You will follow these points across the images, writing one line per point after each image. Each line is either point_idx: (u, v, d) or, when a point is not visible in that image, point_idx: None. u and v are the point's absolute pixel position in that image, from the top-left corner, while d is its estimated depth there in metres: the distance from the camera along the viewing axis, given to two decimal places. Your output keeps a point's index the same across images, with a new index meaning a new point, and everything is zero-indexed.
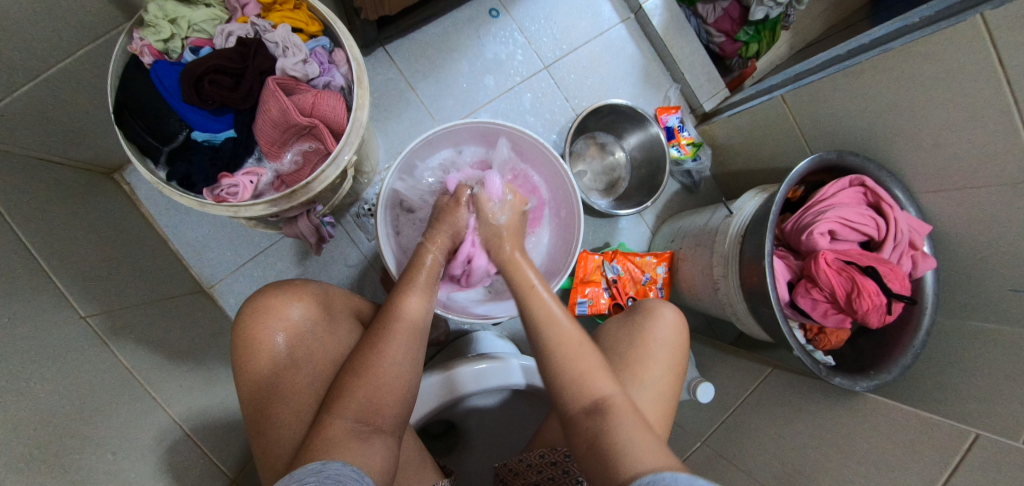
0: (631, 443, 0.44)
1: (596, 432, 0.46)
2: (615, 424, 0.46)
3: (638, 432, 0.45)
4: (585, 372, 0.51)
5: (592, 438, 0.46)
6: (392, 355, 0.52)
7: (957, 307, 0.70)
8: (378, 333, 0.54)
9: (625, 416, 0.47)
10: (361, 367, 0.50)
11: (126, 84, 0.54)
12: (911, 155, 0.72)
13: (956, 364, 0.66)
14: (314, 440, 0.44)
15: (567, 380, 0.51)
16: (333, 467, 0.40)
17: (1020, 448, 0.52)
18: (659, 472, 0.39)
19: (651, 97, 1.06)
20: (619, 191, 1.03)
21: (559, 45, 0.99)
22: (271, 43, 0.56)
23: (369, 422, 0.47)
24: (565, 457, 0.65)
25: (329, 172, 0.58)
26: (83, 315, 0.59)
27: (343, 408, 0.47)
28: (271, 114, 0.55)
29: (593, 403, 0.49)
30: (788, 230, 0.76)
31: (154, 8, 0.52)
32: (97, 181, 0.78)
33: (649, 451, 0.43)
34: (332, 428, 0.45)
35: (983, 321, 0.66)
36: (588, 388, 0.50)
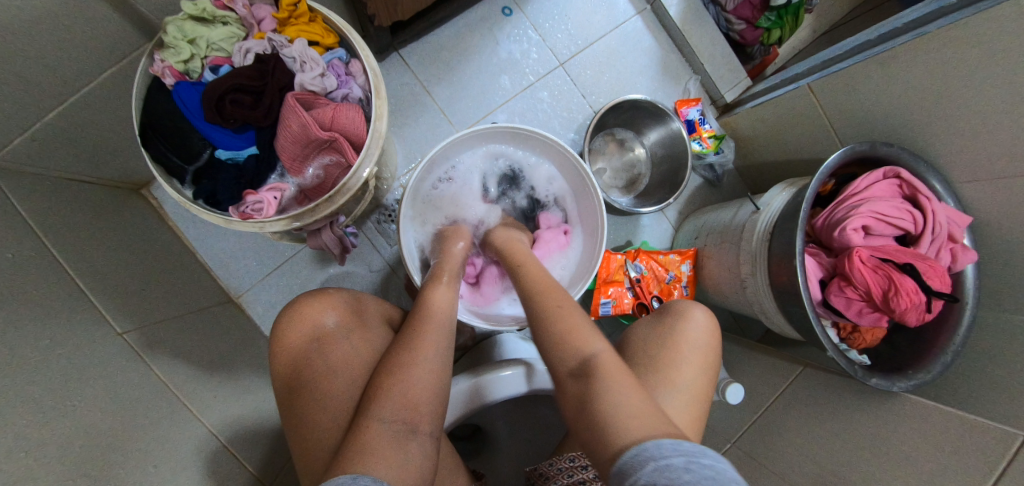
0: (619, 402, 0.43)
1: (585, 392, 0.46)
2: (602, 382, 0.46)
3: (627, 391, 0.45)
4: (574, 336, 0.52)
5: (581, 399, 0.46)
6: (426, 356, 0.53)
7: (1002, 303, 0.68)
8: (410, 333, 0.55)
9: (613, 372, 0.47)
10: (394, 369, 0.51)
11: (151, 105, 0.54)
12: (950, 144, 0.69)
13: (998, 361, 0.64)
14: (350, 450, 0.44)
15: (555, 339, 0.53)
16: (364, 482, 0.40)
17: None
18: (653, 440, 0.38)
19: (670, 89, 1.03)
20: (640, 188, 1.01)
21: (573, 41, 0.97)
22: (288, 58, 0.56)
23: (405, 420, 0.48)
24: None
25: (350, 184, 0.58)
26: (119, 333, 0.61)
27: (380, 408, 0.48)
28: (292, 130, 0.55)
29: (581, 363, 0.49)
30: (818, 226, 0.73)
31: (173, 29, 0.52)
32: (126, 199, 0.79)
33: (628, 408, 0.43)
34: (370, 430, 0.46)
35: None
36: (577, 349, 0.50)
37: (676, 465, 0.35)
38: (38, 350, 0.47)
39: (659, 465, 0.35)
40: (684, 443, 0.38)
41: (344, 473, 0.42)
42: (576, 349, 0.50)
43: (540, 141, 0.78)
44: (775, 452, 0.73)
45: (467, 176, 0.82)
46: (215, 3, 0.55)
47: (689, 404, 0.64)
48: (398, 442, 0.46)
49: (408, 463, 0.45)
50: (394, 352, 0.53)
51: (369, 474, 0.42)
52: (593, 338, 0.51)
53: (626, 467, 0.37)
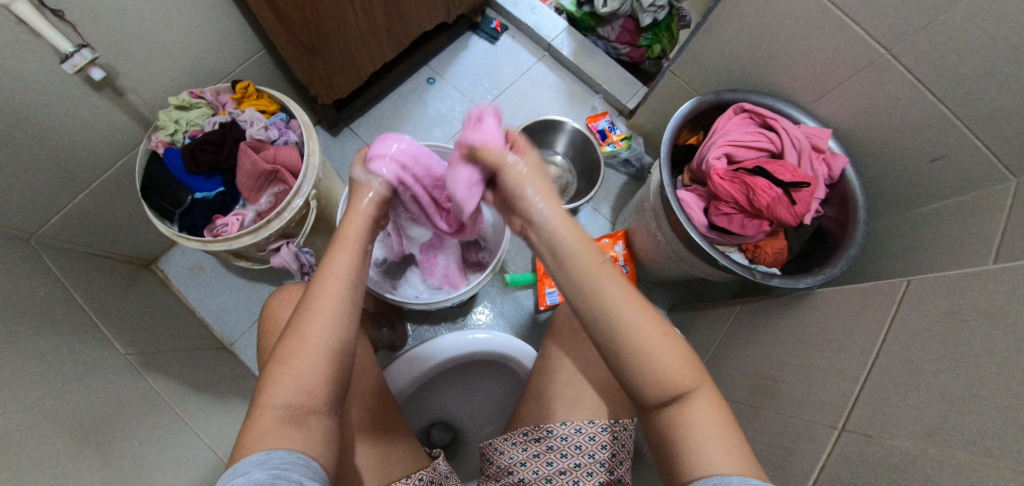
0: (700, 439, 0.40)
1: (671, 425, 0.41)
2: (687, 413, 0.41)
3: (721, 437, 0.40)
4: (666, 367, 0.41)
5: (670, 435, 0.41)
6: (319, 330, 0.46)
7: (905, 205, 0.75)
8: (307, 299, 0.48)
9: (705, 405, 0.42)
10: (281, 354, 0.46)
11: (149, 170, 0.75)
12: (786, 77, 0.81)
13: (920, 248, 0.68)
14: (251, 424, 0.43)
15: (648, 376, 0.41)
16: (278, 455, 0.41)
17: (940, 277, 0.52)
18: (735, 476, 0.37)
19: (581, 111, 1.20)
20: (571, 193, 1.10)
21: (490, 91, 1.19)
22: (242, 121, 0.78)
23: (301, 406, 0.45)
24: (548, 431, 0.69)
25: (293, 203, 0.76)
26: (122, 353, 0.74)
27: (272, 395, 0.44)
28: (245, 167, 0.75)
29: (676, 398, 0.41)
30: (695, 169, 0.81)
31: (163, 115, 0.75)
32: (139, 271, 0.98)
33: (705, 441, 0.40)
34: (263, 417, 0.44)
35: (942, 203, 0.69)
36: (648, 368, 0.41)
37: None
38: (40, 349, 0.60)
39: None
40: None
41: (256, 450, 0.41)
42: (652, 358, 0.40)
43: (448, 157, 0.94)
44: (719, 383, 0.74)
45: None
46: (191, 94, 0.77)
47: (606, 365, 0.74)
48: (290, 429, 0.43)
49: (312, 438, 0.44)
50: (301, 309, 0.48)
51: (282, 447, 0.42)
52: (680, 354, 0.42)
53: None
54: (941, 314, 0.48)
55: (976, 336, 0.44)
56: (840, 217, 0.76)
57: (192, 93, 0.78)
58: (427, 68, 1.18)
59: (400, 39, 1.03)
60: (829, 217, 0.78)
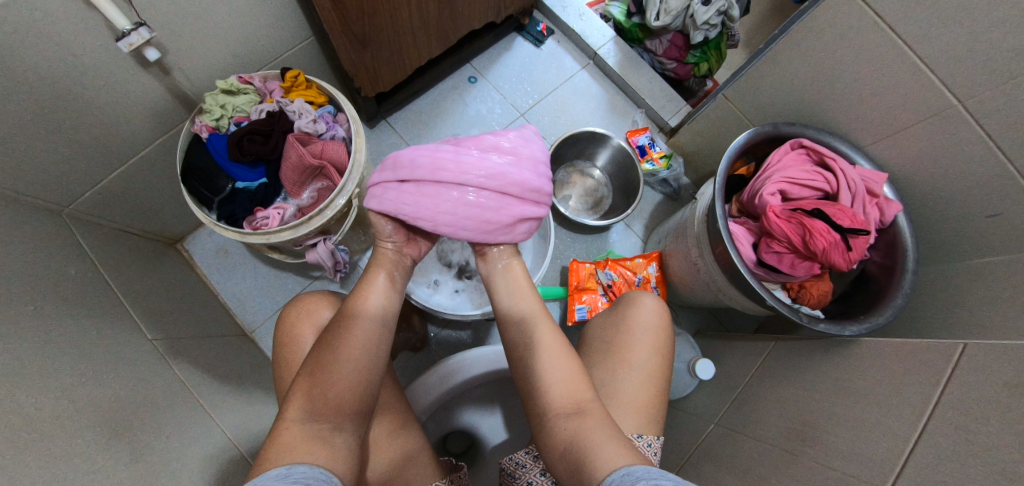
0: (601, 435, 0.46)
1: (575, 435, 0.48)
2: (584, 421, 0.49)
3: (608, 431, 0.47)
4: (565, 380, 0.53)
5: (572, 440, 0.47)
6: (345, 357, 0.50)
7: (947, 255, 0.73)
8: (337, 330, 0.52)
9: (603, 415, 0.50)
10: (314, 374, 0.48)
11: (191, 155, 0.73)
12: (849, 114, 0.79)
13: (962, 298, 0.67)
14: (268, 446, 0.42)
15: (555, 385, 0.53)
16: (299, 471, 0.39)
17: (1002, 343, 0.51)
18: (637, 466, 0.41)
19: (620, 124, 1.19)
20: (605, 207, 1.13)
21: (530, 96, 1.16)
22: (290, 112, 0.75)
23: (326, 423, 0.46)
24: None
25: (336, 202, 0.72)
26: (150, 338, 0.73)
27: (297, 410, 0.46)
28: (291, 160, 0.73)
29: (576, 406, 0.50)
30: (745, 200, 0.81)
31: (210, 100, 0.73)
32: (166, 250, 0.96)
33: (603, 436, 0.46)
34: (288, 431, 0.44)
35: (983, 258, 0.67)
36: (560, 394, 0.52)
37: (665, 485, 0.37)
38: (70, 333, 0.58)
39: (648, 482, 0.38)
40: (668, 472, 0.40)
41: (276, 464, 0.40)
42: (563, 378, 0.53)
43: None
44: (751, 420, 0.73)
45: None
46: (239, 79, 0.75)
47: (643, 384, 0.68)
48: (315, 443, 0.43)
49: (336, 457, 0.43)
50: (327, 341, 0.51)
51: (306, 462, 0.41)
52: (580, 379, 0.53)
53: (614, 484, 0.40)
54: (1003, 383, 0.48)
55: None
56: (887, 263, 0.76)
57: (241, 77, 0.75)
58: (470, 66, 1.16)
59: (447, 35, 1.00)
60: (875, 262, 0.78)
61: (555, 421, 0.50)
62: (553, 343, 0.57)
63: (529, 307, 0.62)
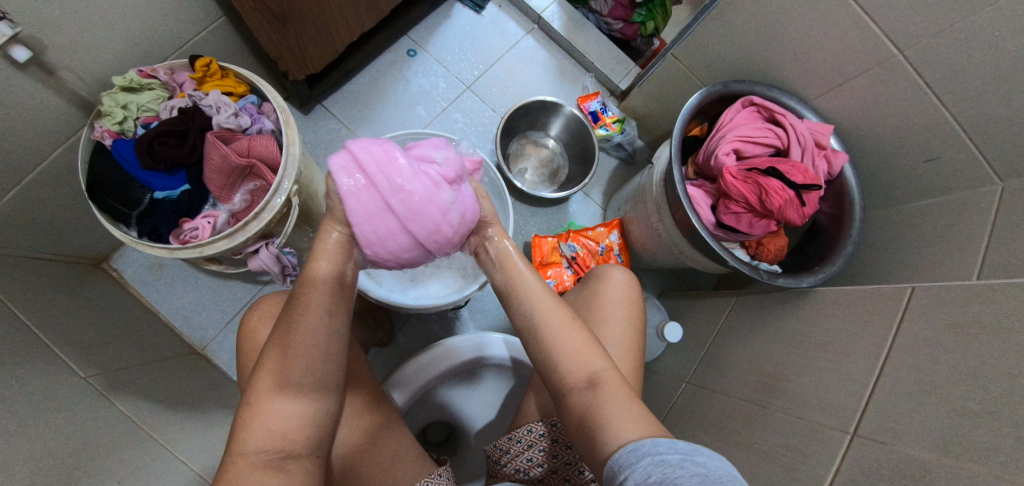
0: (612, 412, 0.43)
1: (591, 414, 0.44)
2: (599, 395, 0.45)
3: (626, 406, 0.43)
4: (573, 354, 0.47)
5: (587, 416, 0.44)
6: (297, 363, 0.43)
7: (887, 199, 0.77)
8: (287, 318, 0.43)
9: (620, 385, 0.46)
10: (264, 389, 0.43)
11: (95, 166, 0.63)
12: (796, 68, 0.79)
13: (908, 240, 0.70)
14: (221, 478, 0.39)
15: (557, 361, 0.47)
16: None
17: (948, 286, 0.54)
18: (649, 440, 0.38)
19: (570, 90, 1.14)
20: (561, 179, 1.09)
21: (475, 67, 1.09)
22: (206, 106, 0.66)
23: (282, 449, 0.42)
24: (552, 426, 0.67)
25: (273, 202, 0.66)
26: (84, 376, 0.65)
27: (247, 441, 0.41)
28: (214, 161, 0.65)
29: (585, 379, 0.46)
30: (700, 162, 0.81)
31: (107, 100, 0.63)
32: (89, 273, 0.86)
33: (619, 410, 0.43)
34: (238, 465, 0.40)
35: (924, 201, 0.71)
36: (570, 368, 0.47)
37: (671, 460, 0.35)
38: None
39: (657, 459, 0.35)
40: (682, 443, 0.37)
41: None
42: (570, 350, 0.47)
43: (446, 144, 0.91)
44: (721, 376, 0.76)
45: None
46: (140, 73, 0.65)
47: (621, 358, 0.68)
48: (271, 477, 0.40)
49: (294, 482, 0.41)
50: (276, 335, 0.44)
51: None
52: (588, 349, 0.48)
53: (623, 464, 0.38)
54: (952, 324, 0.51)
55: (987, 352, 0.46)
56: (835, 213, 0.79)
57: (141, 71, 0.65)
58: (407, 38, 1.07)
59: (379, 6, 0.91)
60: (825, 213, 0.81)
61: (572, 398, 0.46)
62: (554, 313, 0.49)
63: (517, 270, 0.53)
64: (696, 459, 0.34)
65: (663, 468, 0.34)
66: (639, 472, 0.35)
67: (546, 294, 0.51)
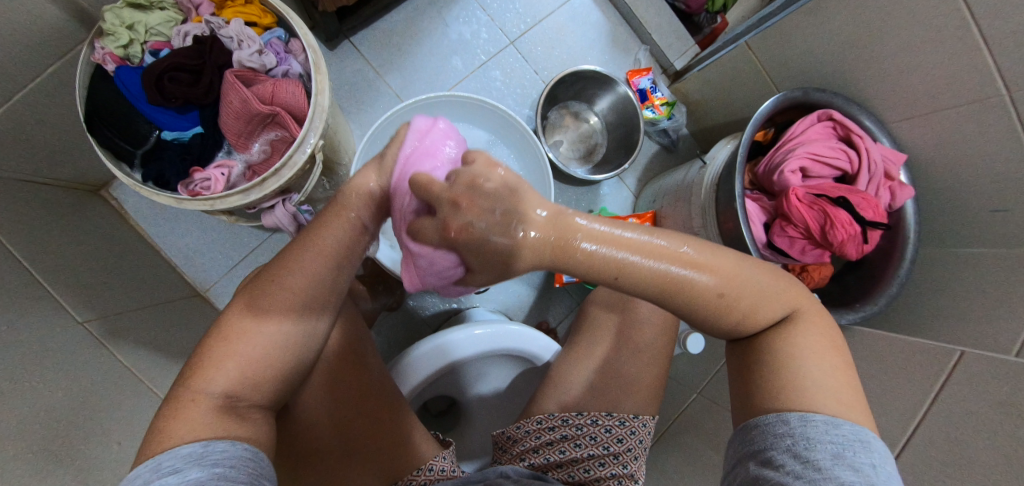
0: (797, 367, 0.40)
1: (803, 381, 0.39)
2: (796, 337, 0.41)
3: (812, 351, 0.41)
4: (755, 311, 0.41)
5: (771, 371, 0.40)
6: (283, 304, 0.41)
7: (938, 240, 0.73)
8: (283, 261, 0.42)
9: (812, 317, 0.43)
10: (232, 330, 0.40)
11: (95, 94, 0.54)
12: (884, 85, 0.73)
13: (948, 288, 0.67)
14: (168, 416, 0.36)
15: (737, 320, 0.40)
16: (219, 450, 0.34)
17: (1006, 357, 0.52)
18: (805, 411, 0.37)
19: (621, 61, 1.03)
20: (598, 157, 1.01)
21: (523, 19, 0.97)
22: (225, 38, 0.57)
23: (245, 396, 0.39)
24: (563, 421, 0.65)
25: (296, 158, 0.58)
26: (81, 321, 0.60)
27: (207, 380, 0.38)
28: (233, 106, 0.56)
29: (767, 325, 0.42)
30: (760, 173, 0.76)
31: (111, 16, 0.53)
32: (88, 200, 0.78)
33: (826, 375, 0.39)
34: (194, 404, 0.36)
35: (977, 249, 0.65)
36: (761, 320, 0.42)
37: (822, 452, 0.35)
38: None
39: (795, 443, 0.36)
40: (842, 424, 0.36)
41: (178, 442, 0.34)
42: (756, 307, 0.40)
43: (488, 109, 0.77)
44: None
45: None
46: None
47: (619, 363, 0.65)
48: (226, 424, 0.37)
49: (253, 433, 0.38)
50: (268, 275, 0.42)
51: (225, 435, 0.36)
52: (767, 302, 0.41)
53: (762, 436, 0.38)
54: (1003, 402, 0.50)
55: None
56: (886, 247, 0.75)
57: None
58: None
59: None
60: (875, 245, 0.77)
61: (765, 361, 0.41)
62: (735, 272, 0.39)
63: (663, 235, 0.37)
64: (854, 457, 0.34)
65: (808, 459, 0.35)
66: (779, 453, 0.36)
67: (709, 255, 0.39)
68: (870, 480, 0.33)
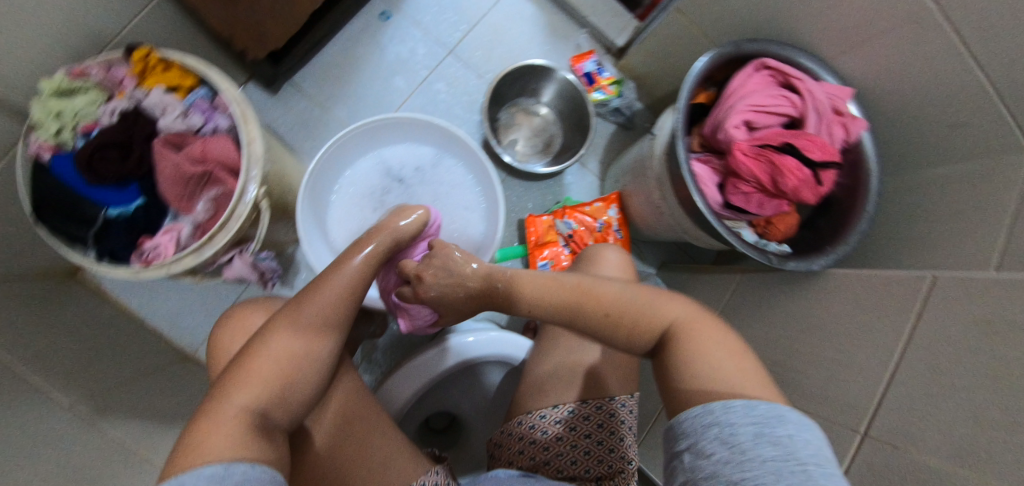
0: (703, 368, 0.40)
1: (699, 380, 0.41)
2: (698, 340, 0.42)
3: (713, 345, 0.42)
4: (646, 321, 0.45)
5: (688, 374, 0.41)
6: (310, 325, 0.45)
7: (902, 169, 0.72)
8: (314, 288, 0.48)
9: (708, 331, 0.44)
10: (276, 348, 0.43)
11: (38, 184, 0.56)
12: (818, 23, 0.71)
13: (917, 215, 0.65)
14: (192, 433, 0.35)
15: (624, 334, 0.45)
16: (239, 471, 0.32)
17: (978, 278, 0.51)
18: (720, 403, 0.37)
19: (563, 50, 1.01)
20: (556, 149, 1.00)
21: (457, 27, 0.96)
22: (150, 107, 0.58)
23: (271, 414, 0.39)
24: (540, 418, 0.62)
25: (240, 209, 0.61)
26: (71, 404, 0.61)
27: (239, 394, 0.38)
28: (166, 172, 0.58)
29: (661, 336, 0.44)
30: (707, 135, 0.73)
31: (38, 109, 0.55)
32: (64, 285, 0.80)
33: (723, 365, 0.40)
34: (229, 417, 0.36)
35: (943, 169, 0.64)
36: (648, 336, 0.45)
37: (744, 435, 0.34)
38: None
39: (722, 430, 0.35)
40: (758, 406, 0.36)
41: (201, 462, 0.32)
42: (648, 320, 0.45)
43: (421, 126, 0.74)
44: None
45: (356, 188, 0.76)
46: (68, 74, 0.56)
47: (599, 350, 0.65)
48: (257, 437, 0.37)
49: (272, 454, 0.37)
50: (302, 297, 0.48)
51: (247, 459, 0.34)
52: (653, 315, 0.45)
53: (689, 425, 0.37)
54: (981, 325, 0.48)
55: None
56: (850, 184, 0.74)
57: (71, 70, 0.56)
58: None
59: None
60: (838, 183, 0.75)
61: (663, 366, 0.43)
62: (620, 296, 0.46)
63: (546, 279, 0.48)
64: (774, 433, 0.33)
65: (731, 445, 0.33)
66: (706, 443, 0.35)
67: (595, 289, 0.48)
68: (792, 455, 0.32)
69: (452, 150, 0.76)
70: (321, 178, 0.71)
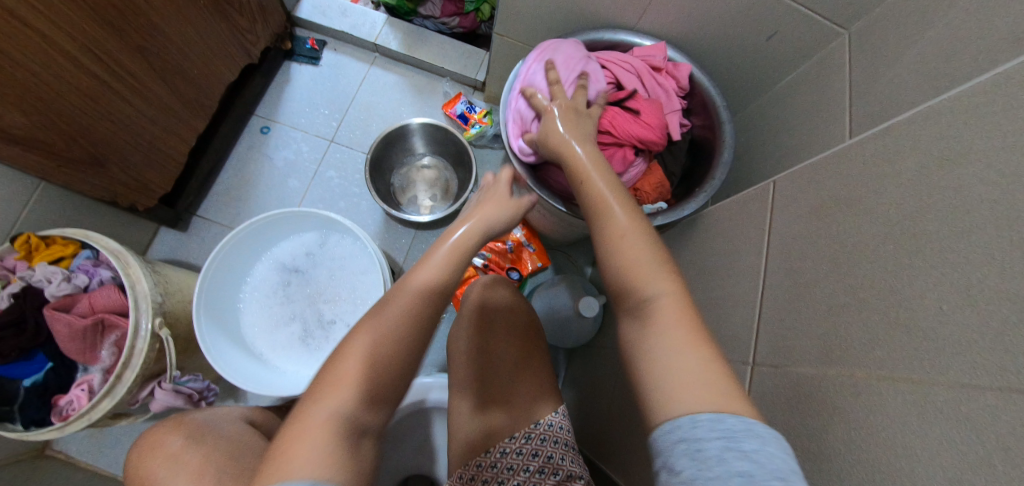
0: (670, 363, 0.37)
1: (636, 345, 0.40)
2: (666, 330, 0.38)
3: (685, 352, 0.37)
4: (637, 273, 0.41)
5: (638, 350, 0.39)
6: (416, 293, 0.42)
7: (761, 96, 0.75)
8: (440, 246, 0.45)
9: (675, 315, 0.39)
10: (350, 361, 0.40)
11: None
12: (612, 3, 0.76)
13: None
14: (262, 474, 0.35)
15: (614, 275, 0.42)
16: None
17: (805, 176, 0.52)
18: (688, 412, 0.34)
19: (434, 102, 1.09)
20: (454, 190, 1.05)
21: (332, 118, 1.06)
22: (37, 282, 0.65)
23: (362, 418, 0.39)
24: (478, 466, 0.60)
25: (138, 345, 0.66)
26: None
27: (328, 402, 0.38)
28: (62, 332, 0.63)
29: (640, 308, 0.40)
30: None
31: None
32: (34, 465, 0.85)
33: (686, 380, 0.36)
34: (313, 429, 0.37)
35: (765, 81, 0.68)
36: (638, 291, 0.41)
37: (710, 451, 0.32)
38: None
39: (690, 447, 0.32)
40: (728, 418, 0.33)
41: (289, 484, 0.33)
42: (632, 271, 0.41)
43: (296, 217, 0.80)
44: None
45: (260, 291, 0.82)
46: None
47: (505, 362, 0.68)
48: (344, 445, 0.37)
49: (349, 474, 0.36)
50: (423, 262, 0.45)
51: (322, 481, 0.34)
52: (649, 272, 0.41)
53: (658, 441, 0.34)
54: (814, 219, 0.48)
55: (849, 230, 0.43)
56: (708, 123, 0.74)
57: None
58: (256, 117, 1.05)
59: (200, 101, 0.88)
60: (698, 127, 0.76)
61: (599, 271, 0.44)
62: (621, 220, 0.44)
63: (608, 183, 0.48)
64: (741, 447, 0.31)
65: (704, 469, 0.31)
66: (676, 460, 0.32)
67: (618, 194, 0.46)
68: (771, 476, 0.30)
69: (335, 228, 0.82)
70: (218, 296, 0.76)
